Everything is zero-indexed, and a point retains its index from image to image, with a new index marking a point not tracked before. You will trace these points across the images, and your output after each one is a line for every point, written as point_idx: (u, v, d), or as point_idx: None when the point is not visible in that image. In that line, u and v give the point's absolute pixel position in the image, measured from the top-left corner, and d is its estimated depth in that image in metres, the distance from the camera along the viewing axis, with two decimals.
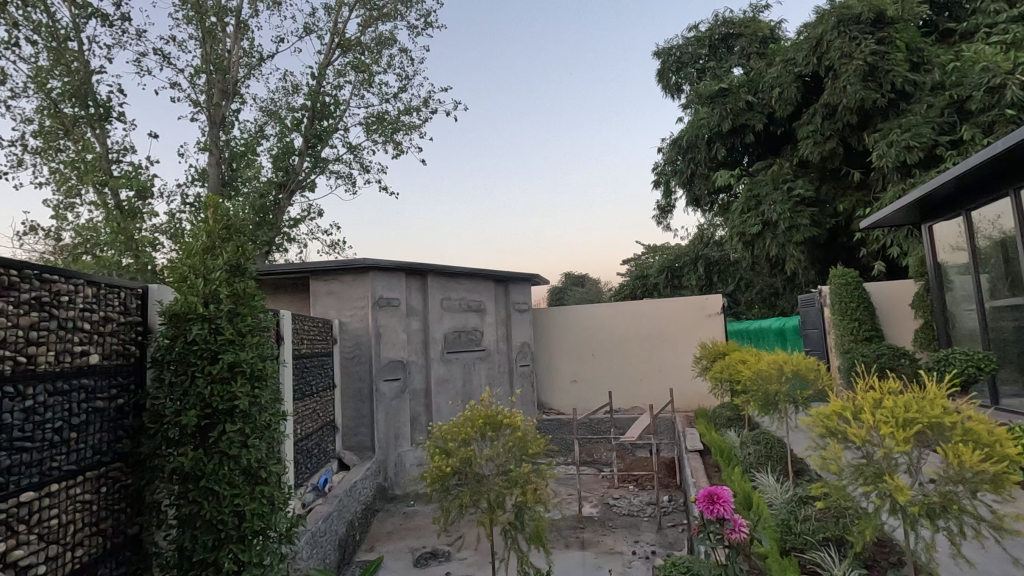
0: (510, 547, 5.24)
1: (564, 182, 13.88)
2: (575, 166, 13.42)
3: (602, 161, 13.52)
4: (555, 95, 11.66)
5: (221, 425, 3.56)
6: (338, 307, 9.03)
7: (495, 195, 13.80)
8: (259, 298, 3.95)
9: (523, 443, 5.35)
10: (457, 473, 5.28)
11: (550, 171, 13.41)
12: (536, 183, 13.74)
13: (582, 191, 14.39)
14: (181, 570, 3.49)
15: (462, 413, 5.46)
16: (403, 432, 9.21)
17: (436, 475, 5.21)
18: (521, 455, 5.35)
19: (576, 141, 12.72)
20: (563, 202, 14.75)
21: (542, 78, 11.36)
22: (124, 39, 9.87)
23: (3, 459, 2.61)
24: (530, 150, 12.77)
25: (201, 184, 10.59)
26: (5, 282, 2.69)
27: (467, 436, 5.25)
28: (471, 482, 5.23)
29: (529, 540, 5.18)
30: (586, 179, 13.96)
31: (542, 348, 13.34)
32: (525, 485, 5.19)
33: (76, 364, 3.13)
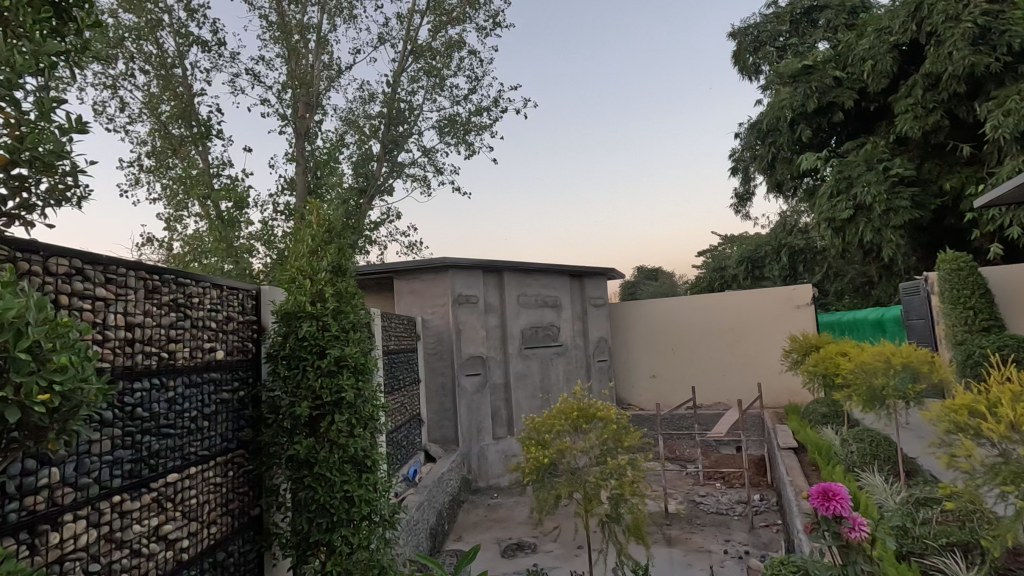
0: (608, 539, 5.26)
1: (636, 173, 13.59)
2: (647, 155, 13.09)
3: (676, 149, 13.11)
4: (626, 84, 11.44)
5: (330, 415, 3.81)
6: (420, 305, 9.36)
7: (566, 187, 13.78)
8: (358, 298, 4.19)
9: (618, 435, 5.36)
10: (553, 465, 5.36)
11: (621, 161, 13.18)
12: (607, 175, 13.56)
13: (656, 184, 14.06)
14: (298, 550, 3.78)
15: (555, 405, 5.58)
16: (485, 426, 9.42)
17: (533, 466, 5.30)
18: (616, 448, 5.35)
19: (649, 132, 12.49)
20: (637, 194, 14.42)
21: (611, 67, 11.17)
22: (221, 62, 10.64)
23: (153, 443, 2.93)
24: (601, 141, 12.63)
25: (291, 193, 11.30)
26: (149, 286, 2.99)
27: (561, 428, 5.36)
28: (566, 474, 5.30)
29: (627, 532, 5.18)
30: (660, 169, 13.56)
31: (619, 343, 13.26)
32: (621, 477, 5.19)
33: (206, 359, 3.45)
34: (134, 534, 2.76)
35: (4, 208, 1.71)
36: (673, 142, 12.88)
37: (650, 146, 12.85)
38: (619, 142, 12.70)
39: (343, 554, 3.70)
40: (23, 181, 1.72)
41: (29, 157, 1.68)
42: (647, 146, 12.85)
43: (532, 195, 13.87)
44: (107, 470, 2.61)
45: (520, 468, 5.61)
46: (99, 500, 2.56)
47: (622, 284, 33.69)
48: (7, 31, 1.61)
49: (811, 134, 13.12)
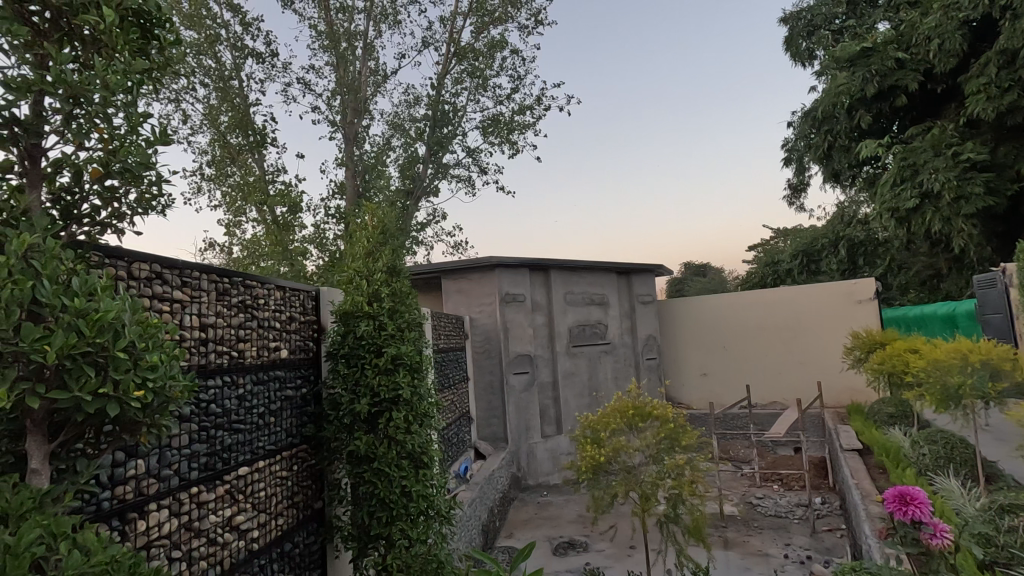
0: (667, 540, 5.20)
1: (682, 167, 13.29)
2: (694, 150, 12.81)
3: (726, 142, 12.73)
4: (670, 78, 11.19)
5: (388, 412, 3.91)
6: (468, 304, 9.46)
7: (610, 183, 13.61)
8: (412, 297, 4.28)
9: (674, 434, 5.27)
10: (608, 464, 5.35)
11: (667, 156, 12.95)
12: (653, 170, 13.31)
13: (705, 179, 13.72)
14: (360, 542, 3.90)
15: (609, 404, 5.55)
16: (534, 424, 9.44)
17: (589, 465, 5.30)
18: (672, 447, 5.27)
19: (695, 127, 12.22)
20: (684, 189, 14.10)
21: (658, 62, 10.93)
22: (274, 72, 11.03)
23: (225, 438, 3.08)
24: (647, 135, 12.42)
25: (341, 197, 11.61)
26: (221, 288, 3.14)
27: (615, 427, 5.34)
28: (623, 473, 5.29)
29: (686, 533, 5.10)
30: (708, 162, 13.22)
31: (668, 341, 13.11)
32: (680, 477, 5.14)
33: (272, 358, 3.60)
34: (211, 523, 2.92)
35: (98, 218, 1.83)
36: (722, 135, 12.51)
37: (697, 138, 12.54)
38: (665, 136, 12.46)
39: (403, 547, 3.79)
40: (112, 191, 1.83)
41: (120, 168, 1.78)
42: (694, 140, 12.55)
43: (576, 192, 13.81)
44: (186, 463, 2.76)
45: (575, 467, 5.62)
46: (180, 491, 2.71)
47: (669, 281, 32.98)
48: (103, 51, 1.71)
49: (871, 120, 12.48)
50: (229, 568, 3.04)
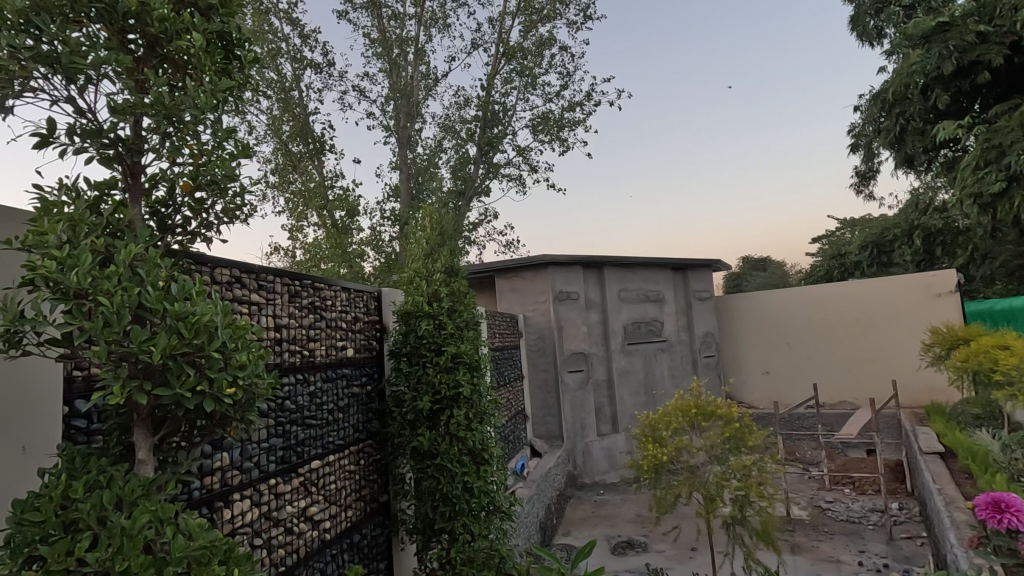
0: (734, 543, 5.07)
1: (740, 160, 12.81)
2: (752, 142, 12.31)
3: (787, 132, 12.14)
4: (724, 68, 10.81)
5: (449, 409, 4.02)
6: (521, 302, 9.55)
7: (664, 177, 13.33)
8: (470, 296, 4.36)
9: (740, 434, 5.21)
10: (671, 464, 5.35)
11: (723, 150, 12.53)
12: (709, 163, 12.91)
13: (764, 171, 13.17)
14: (423, 535, 4.02)
15: (670, 403, 5.56)
16: (589, 422, 9.39)
17: (650, 464, 5.31)
18: (738, 448, 5.20)
19: (752, 119, 11.73)
20: (742, 182, 13.57)
21: (713, 50, 10.55)
22: (331, 81, 11.41)
23: (299, 432, 3.25)
24: (703, 128, 12.03)
25: (395, 199, 11.94)
26: (293, 290, 3.31)
27: (678, 426, 5.35)
28: (686, 472, 5.25)
29: (755, 536, 4.97)
30: (767, 154, 12.67)
31: (728, 338, 12.77)
32: (746, 478, 5.02)
33: (339, 356, 3.76)
34: (288, 513, 3.08)
35: (189, 228, 1.98)
36: (784, 125, 11.94)
37: (756, 129, 12.01)
38: (723, 128, 12.02)
39: (465, 541, 3.87)
40: (201, 203, 1.96)
41: (208, 180, 1.91)
42: (754, 131, 12.00)
43: (628, 187, 13.60)
44: (264, 456, 2.93)
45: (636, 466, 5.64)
46: (259, 483, 2.88)
47: (726, 275, 31.91)
48: (194, 72, 1.83)
49: (949, 99, 11.64)
50: (305, 557, 3.20)
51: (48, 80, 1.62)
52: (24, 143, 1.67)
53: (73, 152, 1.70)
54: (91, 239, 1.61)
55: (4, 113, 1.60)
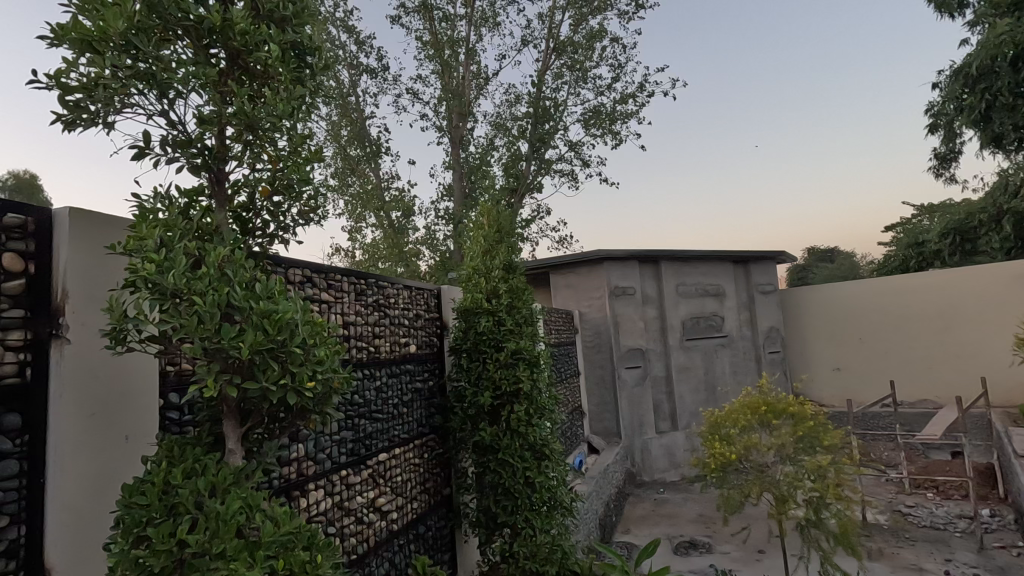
0: (808, 545, 4.89)
1: (805, 149, 12.15)
2: (817, 130, 11.65)
3: (855, 117, 11.42)
4: (785, 51, 10.31)
5: (509, 404, 4.06)
6: (577, 299, 9.59)
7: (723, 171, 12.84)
8: (529, 293, 4.38)
9: (816, 433, 5.03)
10: (739, 463, 5.27)
11: (786, 138, 11.92)
12: (771, 154, 12.33)
13: (832, 161, 12.43)
14: (486, 528, 4.07)
15: (737, 400, 5.51)
16: (648, 420, 9.24)
17: (717, 462, 5.28)
18: (814, 447, 5.03)
19: (816, 103, 11.13)
20: (808, 173, 12.89)
21: (776, 34, 10.04)
22: (385, 86, 11.73)
23: (368, 425, 3.37)
24: (764, 117, 11.52)
25: (449, 199, 12.18)
26: (359, 289, 3.43)
27: (746, 424, 5.27)
28: (755, 472, 5.15)
29: (831, 539, 4.77)
30: (835, 142, 11.94)
31: (794, 333, 12.28)
32: (822, 479, 4.87)
33: (403, 352, 3.87)
34: (358, 503, 3.21)
35: (267, 230, 2.06)
36: (854, 110, 11.23)
37: (823, 116, 11.35)
38: (787, 115, 11.43)
39: (527, 535, 3.92)
40: (278, 207, 2.05)
41: (284, 184, 2.00)
42: (819, 116, 11.36)
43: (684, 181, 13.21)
44: (336, 448, 3.05)
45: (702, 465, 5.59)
46: (332, 473, 3.00)
47: (788, 268, 30.49)
48: (271, 83, 1.93)
49: None
50: (375, 545, 3.33)
51: (144, 96, 1.74)
52: (123, 155, 1.80)
53: (165, 162, 1.81)
54: (184, 242, 1.73)
55: (107, 128, 1.73)
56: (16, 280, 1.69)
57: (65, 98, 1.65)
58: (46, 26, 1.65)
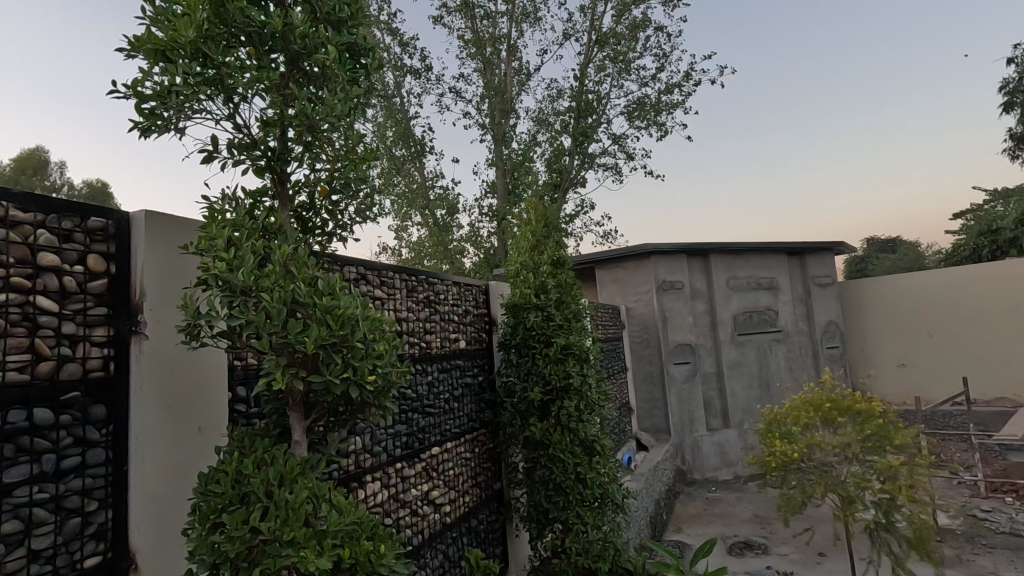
0: (877, 549, 4.66)
1: (866, 138, 11.40)
2: (879, 116, 10.93)
3: (920, 99, 10.70)
4: (846, 40, 9.62)
5: (559, 400, 4.05)
6: (624, 294, 9.51)
7: (777, 167, 12.25)
8: (577, 287, 4.34)
9: (884, 432, 4.88)
10: (801, 461, 5.14)
11: (846, 131, 11.18)
12: (830, 147, 11.60)
13: (894, 146, 11.71)
14: (537, 523, 4.05)
15: (799, 397, 5.41)
16: (698, 417, 9.04)
17: (779, 460, 5.18)
18: (882, 446, 4.87)
19: (878, 87, 10.43)
20: (868, 162, 12.17)
21: (836, 24, 9.39)
22: (429, 85, 11.86)
23: (421, 419, 3.43)
24: (823, 111, 10.80)
25: (493, 196, 12.26)
26: (410, 285, 3.47)
27: (808, 421, 5.18)
28: (819, 472, 5.01)
29: (904, 544, 4.54)
30: (898, 127, 11.22)
31: (854, 328, 11.72)
32: (892, 481, 4.64)
33: (453, 347, 3.90)
34: (413, 496, 3.27)
35: (327, 229, 2.12)
36: (918, 92, 10.58)
37: (886, 102, 10.67)
38: (847, 106, 10.69)
39: (580, 531, 3.90)
40: (337, 206, 2.10)
41: (342, 183, 2.06)
42: (881, 101, 10.65)
43: (735, 179, 12.62)
44: (391, 441, 3.12)
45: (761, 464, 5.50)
46: (388, 466, 3.07)
47: (846, 259, 29.15)
48: (329, 83, 1.99)
49: None
50: (429, 537, 3.39)
51: (211, 102, 1.81)
52: (194, 159, 1.89)
53: (231, 164, 1.89)
54: (251, 241, 1.80)
55: (179, 134, 1.82)
56: (99, 279, 1.80)
57: (140, 106, 1.74)
58: (124, 40, 1.75)
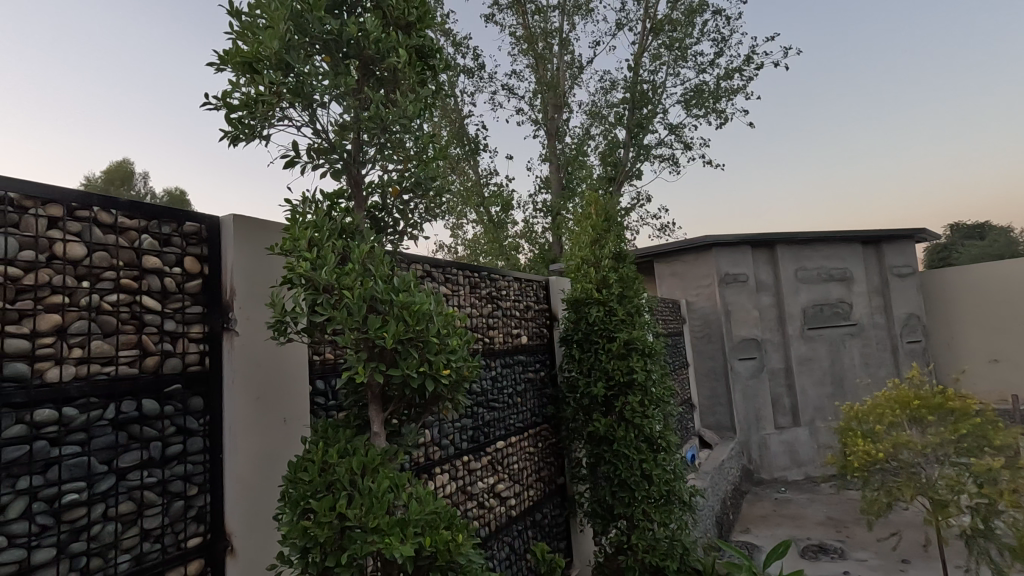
0: (975, 558, 4.35)
1: (949, 125, 10.45)
2: (963, 99, 10.03)
3: (1012, 79, 9.72)
4: (917, 19, 8.97)
5: (623, 395, 4.00)
6: (684, 287, 9.29)
7: (852, 155, 11.33)
8: (639, 281, 4.26)
9: (984, 432, 4.58)
10: (885, 461, 4.90)
11: (923, 117, 10.34)
12: (906, 136, 10.75)
13: (985, 135, 10.62)
14: (602, 519, 4.05)
15: (884, 394, 5.21)
16: (765, 414, 8.70)
17: (861, 460, 4.92)
18: (982, 448, 4.58)
19: (958, 65, 9.64)
20: (955, 152, 11.11)
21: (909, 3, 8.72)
22: (482, 84, 11.95)
23: (486, 413, 3.48)
24: (896, 96, 10.07)
25: (547, 191, 12.28)
26: (473, 282, 3.52)
27: (894, 420, 4.96)
28: (906, 473, 4.76)
29: (1007, 553, 4.21)
30: (988, 112, 10.19)
31: (939, 320, 10.95)
32: (993, 485, 4.31)
33: (515, 343, 3.94)
34: (480, 489, 3.32)
35: (398, 228, 2.17)
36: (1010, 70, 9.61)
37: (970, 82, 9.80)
38: (923, 88, 9.92)
39: (646, 528, 3.84)
40: (407, 206, 2.16)
41: (412, 183, 2.10)
42: (963, 82, 9.80)
43: (799, 173, 11.97)
44: (458, 435, 3.19)
45: (841, 465, 5.26)
46: (455, 459, 3.13)
47: (926, 247, 27.20)
48: (401, 86, 2.06)
49: None
50: (496, 530, 3.44)
51: (292, 111, 1.92)
52: (277, 165, 2.00)
53: (311, 168, 1.98)
54: (331, 241, 1.87)
55: (264, 141, 1.93)
56: (194, 280, 1.93)
57: (229, 116, 1.86)
58: (215, 54, 1.88)
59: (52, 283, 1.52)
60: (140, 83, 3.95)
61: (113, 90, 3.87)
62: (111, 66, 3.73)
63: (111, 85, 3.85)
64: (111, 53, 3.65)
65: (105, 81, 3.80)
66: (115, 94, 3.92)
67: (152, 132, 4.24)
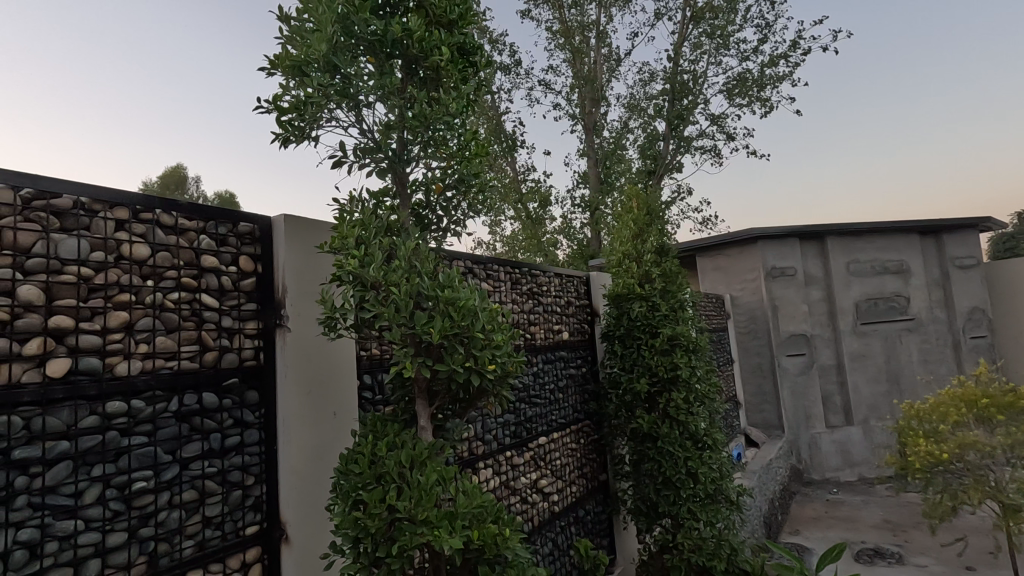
0: None
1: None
2: None
3: None
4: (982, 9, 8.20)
5: (667, 392, 3.93)
6: (728, 281, 9.06)
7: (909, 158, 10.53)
8: (683, 276, 4.17)
9: None
10: (949, 462, 4.65)
11: (992, 120, 9.39)
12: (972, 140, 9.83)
13: None
14: (646, 517, 4.00)
15: (949, 391, 4.96)
16: (815, 412, 8.40)
17: (923, 462, 4.69)
18: None
19: None
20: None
21: None
22: (519, 80, 11.92)
23: (528, 409, 3.49)
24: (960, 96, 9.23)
25: (585, 186, 12.24)
26: (514, 279, 3.53)
27: (959, 419, 4.71)
28: (974, 476, 4.52)
29: None
30: None
31: (1006, 314, 10.31)
32: None
33: (557, 339, 3.93)
34: (523, 484, 3.33)
35: (442, 225, 2.20)
36: None
37: None
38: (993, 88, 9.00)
39: (691, 527, 3.77)
40: (451, 202, 2.18)
41: (456, 180, 2.12)
42: None
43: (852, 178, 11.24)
44: (501, 430, 3.20)
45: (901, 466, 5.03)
46: (499, 454, 3.16)
47: (990, 237, 25.63)
48: (444, 85, 2.08)
49: None
50: (539, 525, 3.45)
51: (340, 113, 1.97)
52: (326, 165, 2.06)
53: (358, 168, 2.02)
54: (378, 239, 1.91)
55: (313, 142, 1.98)
56: (249, 278, 2.01)
57: (280, 119, 1.92)
58: (266, 59, 1.95)
59: (121, 282, 1.60)
60: (201, 89, 4.16)
61: (178, 96, 4.08)
62: (179, 76, 3.98)
63: (176, 93, 4.07)
64: (178, 63, 3.90)
65: (169, 87, 3.98)
66: (181, 103, 4.16)
67: (211, 135, 4.45)
